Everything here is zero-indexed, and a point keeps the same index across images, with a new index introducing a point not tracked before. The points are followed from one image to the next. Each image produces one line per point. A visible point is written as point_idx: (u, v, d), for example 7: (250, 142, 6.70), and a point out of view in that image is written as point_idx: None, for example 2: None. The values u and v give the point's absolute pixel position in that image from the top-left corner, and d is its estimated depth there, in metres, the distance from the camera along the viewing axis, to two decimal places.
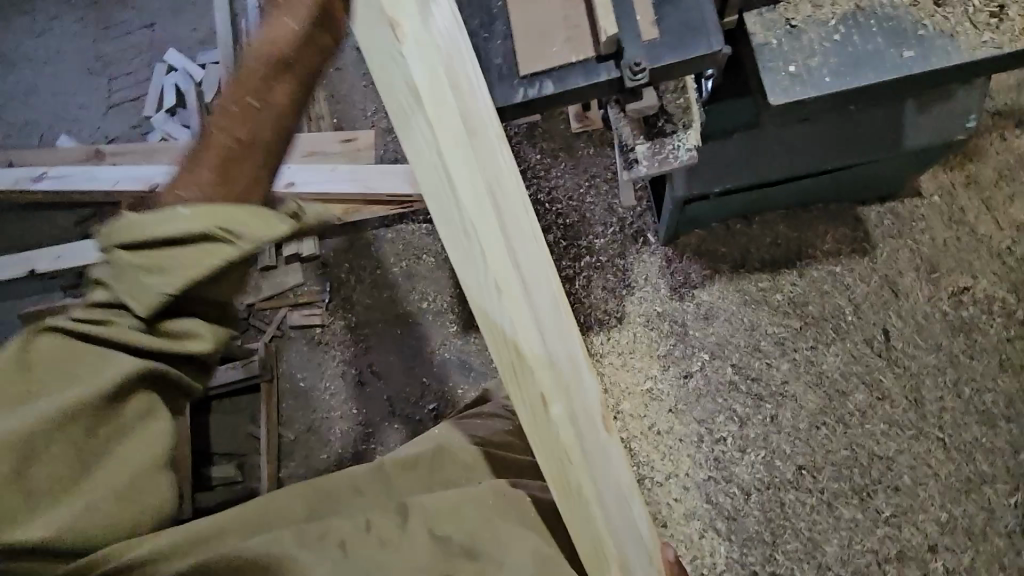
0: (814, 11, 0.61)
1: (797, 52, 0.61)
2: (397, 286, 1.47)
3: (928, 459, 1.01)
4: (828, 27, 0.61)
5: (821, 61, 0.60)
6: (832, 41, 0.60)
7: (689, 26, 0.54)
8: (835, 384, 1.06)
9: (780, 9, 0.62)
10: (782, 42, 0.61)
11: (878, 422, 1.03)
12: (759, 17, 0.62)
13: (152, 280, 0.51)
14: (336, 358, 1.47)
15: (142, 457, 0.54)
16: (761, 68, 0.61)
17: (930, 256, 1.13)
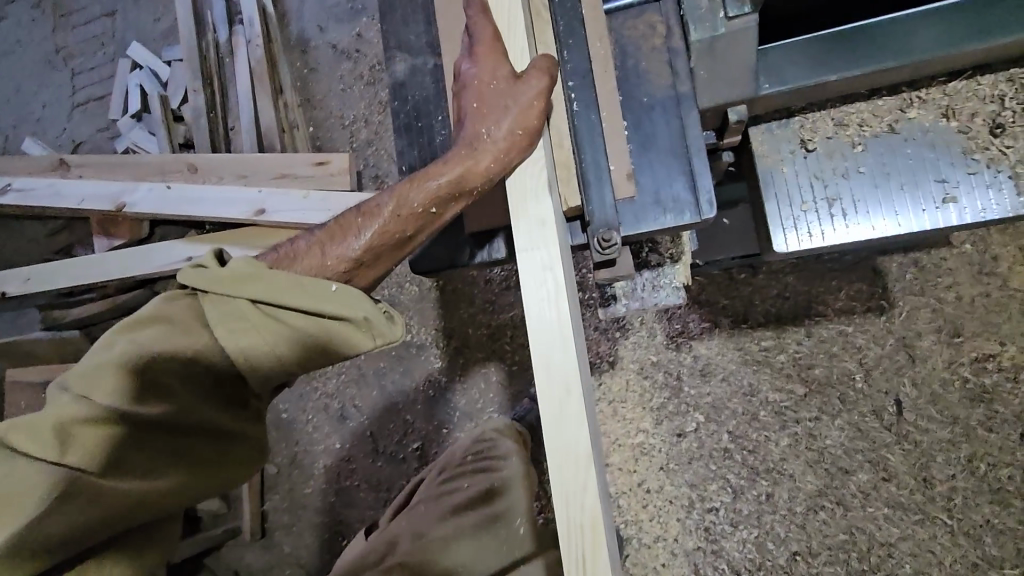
0: (838, 131, 0.63)
1: (822, 178, 0.63)
2: None
3: (931, 547, 0.95)
4: (858, 150, 0.63)
5: (850, 189, 0.62)
6: (860, 167, 0.62)
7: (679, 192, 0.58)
8: (837, 460, 0.99)
9: (805, 124, 0.64)
10: (795, 172, 0.63)
11: (880, 505, 0.96)
12: (783, 132, 0.64)
13: (256, 357, 0.53)
14: (317, 389, 1.42)
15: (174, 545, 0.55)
16: (782, 192, 0.63)
17: (952, 315, 1.02)
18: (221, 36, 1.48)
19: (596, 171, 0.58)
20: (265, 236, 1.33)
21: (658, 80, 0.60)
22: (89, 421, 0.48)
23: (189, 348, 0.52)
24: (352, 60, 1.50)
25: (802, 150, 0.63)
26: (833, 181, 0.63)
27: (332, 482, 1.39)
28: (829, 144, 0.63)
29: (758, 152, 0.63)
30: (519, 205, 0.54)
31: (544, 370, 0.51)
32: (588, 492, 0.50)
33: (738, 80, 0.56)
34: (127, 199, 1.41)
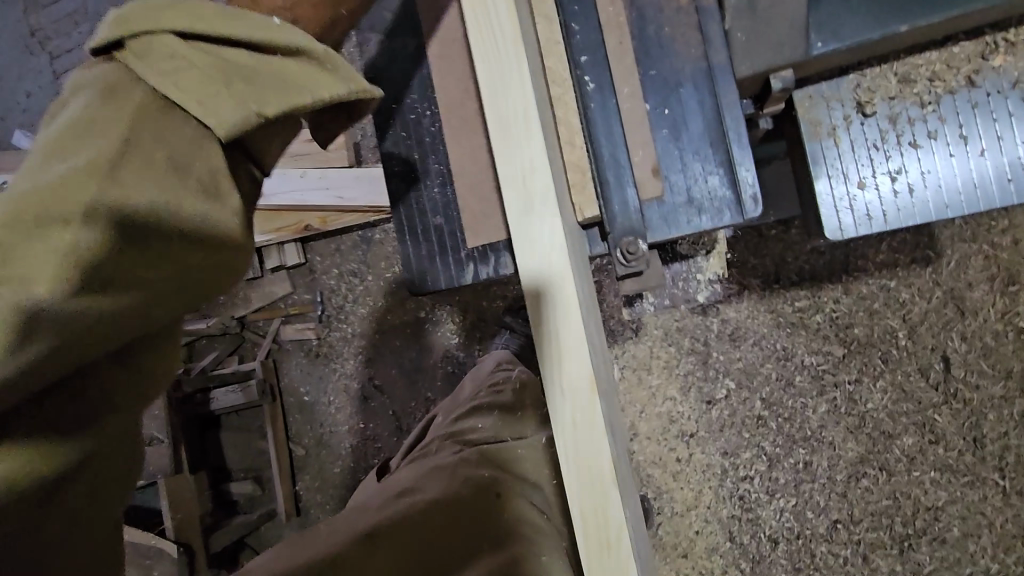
0: (891, 93, 0.64)
1: (878, 149, 0.64)
2: (391, 293, 1.36)
3: (980, 509, 0.90)
4: (917, 113, 0.64)
5: (908, 156, 0.64)
6: (917, 129, 0.64)
7: (719, 188, 0.59)
8: (880, 424, 0.94)
9: (861, 87, 0.64)
10: (851, 142, 0.64)
11: (926, 469, 0.92)
12: (838, 92, 0.64)
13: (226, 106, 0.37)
14: (336, 371, 1.40)
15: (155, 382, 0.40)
16: (839, 165, 0.64)
17: (1009, 262, 0.93)
18: None
19: (617, 170, 0.60)
20: (265, 221, 1.28)
21: (691, 59, 0.60)
22: (22, 226, 0.30)
23: (125, 111, 0.35)
24: None
25: (858, 115, 0.64)
26: (894, 150, 0.64)
27: (360, 461, 1.39)
28: (886, 109, 0.64)
29: (806, 119, 0.64)
30: (498, 78, 0.43)
31: (502, 140, 0.44)
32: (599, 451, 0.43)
33: (776, 46, 0.57)
34: None
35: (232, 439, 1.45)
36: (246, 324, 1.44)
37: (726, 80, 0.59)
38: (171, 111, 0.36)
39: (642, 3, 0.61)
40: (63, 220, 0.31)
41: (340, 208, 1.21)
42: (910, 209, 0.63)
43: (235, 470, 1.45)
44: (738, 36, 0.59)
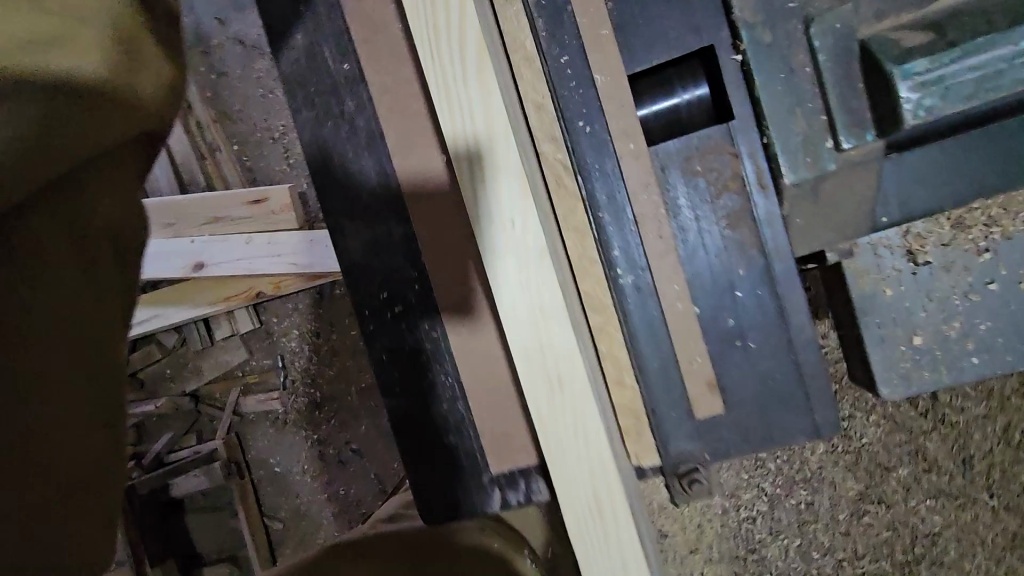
0: (928, 249, 0.64)
1: (925, 310, 0.64)
2: (358, 351, 1.27)
3: (973, 530, 0.93)
4: (957, 272, 0.64)
5: (950, 313, 0.64)
6: (960, 290, 0.64)
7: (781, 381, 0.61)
8: (875, 457, 0.94)
9: (905, 245, 0.64)
10: (904, 296, 0.64)
11: (922, 496, 0.93)
12: (878, 252, 0.64)
13: None
14: (307, 438, 1.31)
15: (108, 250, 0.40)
16: (882, 329, 0.64)
17: None
18: None
19: (670, 386, 0.60)
20: (211, 291, 1.16)
21: (746, 257, 0.60)
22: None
23: None
24: (269, 58, 1.25)
25: (909, 269, 0.64)
26: (942, 309, 0.64)
27: (344, 527, 1.31)
28: (938, 260, 0.64)
29: (857, 288, 0.64)
30: (449, 97, 0.40)
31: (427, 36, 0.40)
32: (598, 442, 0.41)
33: (840, 229, 0.60)
34: None
35: (200, 519, 1.35)
36: (200, 397, 1.32)
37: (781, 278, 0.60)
38: None
39: (683, 192, 0.59)
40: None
41: (295, 274, 1.12)
42: (969, 351, 0.63)
43: (208, 552, 1.34)
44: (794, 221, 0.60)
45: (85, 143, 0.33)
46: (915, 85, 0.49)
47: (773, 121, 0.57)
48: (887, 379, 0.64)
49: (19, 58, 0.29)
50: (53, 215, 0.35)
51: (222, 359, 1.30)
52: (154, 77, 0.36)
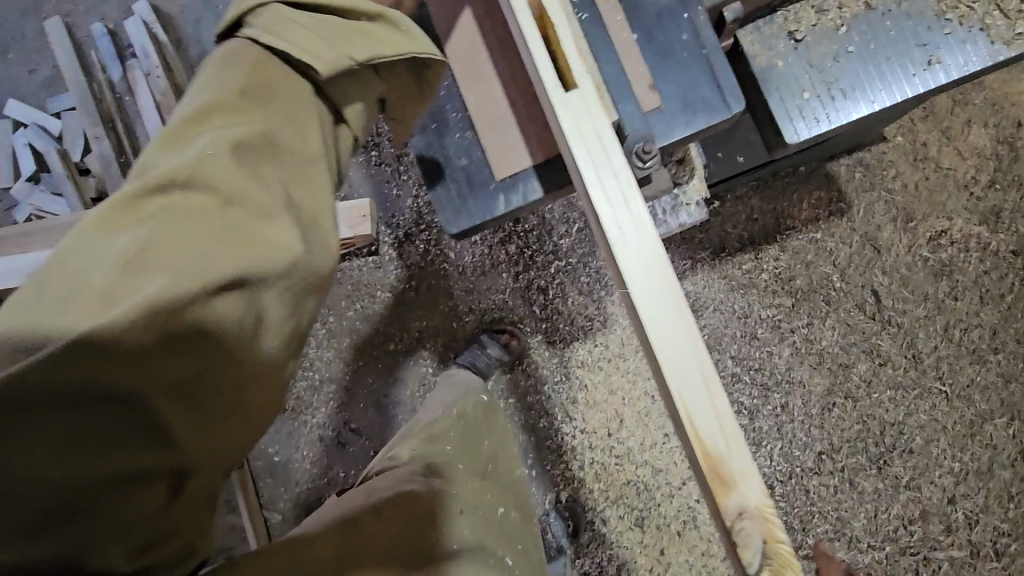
0: (813, 24, 0.76)
1: (794, 81, 0.76)
2: (356, 331, 1.34)
3: (933, 417, 1.01)
4: (840, 34, 0.76)
5: (826, 72, 0.75)
6: (844, 51, 0.75)
7: (704, 94, 0.70)
8: (837, 358, 1.03)
9: (781, 20, 0.77)
10: (787, 64, 0.76)
11: (884, 389, 1.02)
12: (757, 32, 0.77)
13: (202, 204, 0.46)
14: (308, 423, 1.34)
15: (271, 247, 0.48)
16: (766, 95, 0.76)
17: (904, 203, 1.10)
18: (113, 73, 1.39)
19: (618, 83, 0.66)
20: None
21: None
22: (175, 223, 0.45)
23: (199, 122, 0.51)
24: None
25: (790, 46, 0.76)
26: (824, 75, 0.75)
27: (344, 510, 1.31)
28: (811, 36, 0.76)
29: (749, 52, 0.76)
30: None
31: None
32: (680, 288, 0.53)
33: None
34: None
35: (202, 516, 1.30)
36: None
37: (686, 23, 0.71)
38: (224, 81, 0.53)
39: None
40: (200, 137, 0.50)
41: None
42: (838, 98, 0.75)
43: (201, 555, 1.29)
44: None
45: (240, 246, 0.46)
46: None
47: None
48: (738, 95, 0.69)
49: (186, 280, 0.42)
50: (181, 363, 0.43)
51: None
52: (280, 229, 0.49)
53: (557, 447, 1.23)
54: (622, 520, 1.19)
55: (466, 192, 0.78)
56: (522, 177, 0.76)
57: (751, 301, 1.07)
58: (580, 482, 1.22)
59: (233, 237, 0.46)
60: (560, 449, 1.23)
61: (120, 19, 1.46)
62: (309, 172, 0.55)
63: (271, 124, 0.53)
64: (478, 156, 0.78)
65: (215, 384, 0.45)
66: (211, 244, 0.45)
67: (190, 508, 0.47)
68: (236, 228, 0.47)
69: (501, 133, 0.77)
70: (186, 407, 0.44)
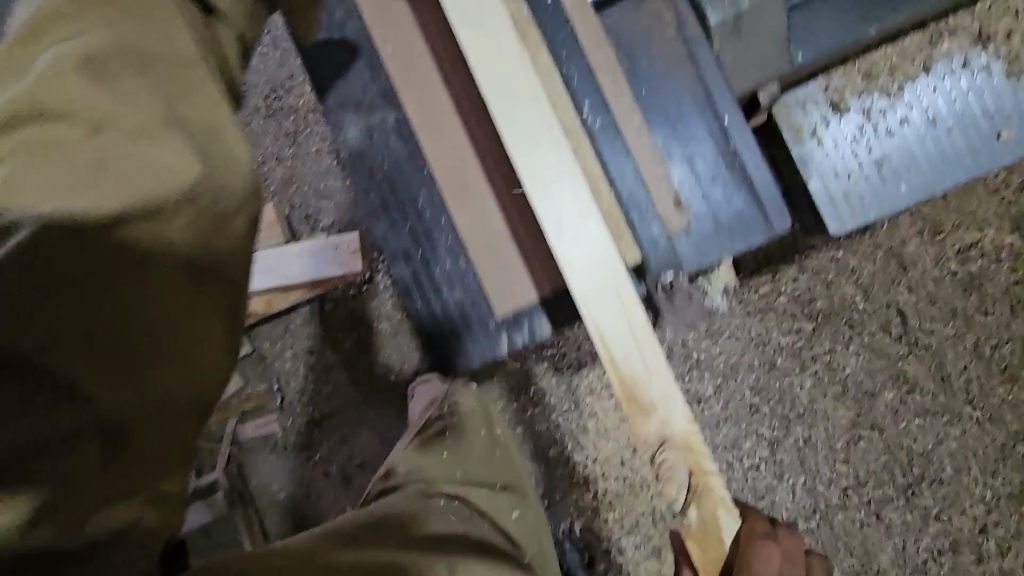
0: (855, 96, 0.79)
1: (843, 159, 0.78)
2: (354, 363, 1.29)
3: (963, 444, 0.97)
4: (892, 108, 0.79)
5: (881, 148, 0.78)
6: (896, 125, 0.78)
7: (744, 214, 0.79)
8: (862, 385, 0.98)
9: (823, 93, 0.79)
10: (831, 139, 0.78)
11: (911, 417, 0.97)
12: (796, 108, 0.79)
13: (61, 123, 0.36)
14: (311, 459, 1.30)
15: (168, 169, 0.38)
16: (815, 175, 0.78)
17: (931, 213, 1.02)
18: None
19: (640, 210, 0.80)
20: None
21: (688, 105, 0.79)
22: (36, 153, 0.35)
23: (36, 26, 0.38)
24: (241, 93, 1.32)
25: (831, 115, 0.78)
26: (877, 150, 0.78)
27: None
28: (855, 107, 0.79)
29: (787, 125, 0.79)
30: None
31: None
32: (634, 298, 0.72)
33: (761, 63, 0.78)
34: None
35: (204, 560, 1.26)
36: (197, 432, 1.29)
37: (726, 144, 0.79)
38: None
39: (643, 53, 0.80)
40: (37, 42, 0.38)
41: (286, 286, 1.13)
42: (895, 178, 0.78)
43: None
44: (722, 56, 0.80)
45: (118, 170, 0.36)
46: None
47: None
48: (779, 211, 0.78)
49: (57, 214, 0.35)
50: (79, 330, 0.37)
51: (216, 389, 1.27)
52: (168, 151, 0.38)
53: (569, 477, 1.19)
54: (639, 548, 1.16)
55: (474, 329, 0.88)
56: (529, 311, 0.86)
57: (770, 326, 1.00)
58: (594, 512, 1.18)
59: (115, 165, 0.36)
60: (572, 478, 1.19)
61: None
62: (189, 88, 0.42)
63: (128, 34, 0.40)
64: (471, 281, 0.87)
65: (140, 329, 0.40)
66: (92, 176, 0.36)
67: (128, 473, 0.42)
68: (120, 154, 0.37)
69: (496, 259, 0.86)
70: (112, 367, 0.39)
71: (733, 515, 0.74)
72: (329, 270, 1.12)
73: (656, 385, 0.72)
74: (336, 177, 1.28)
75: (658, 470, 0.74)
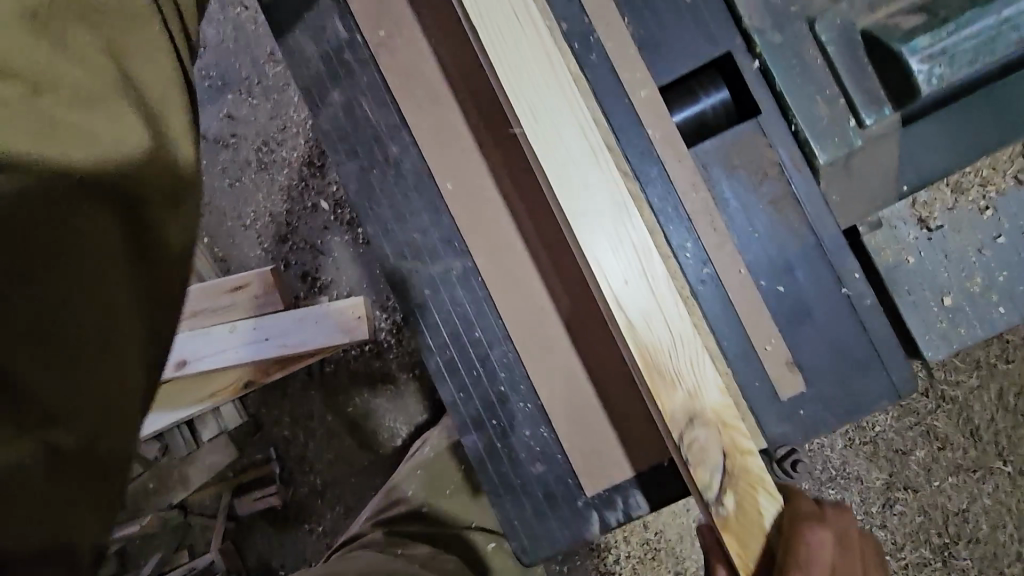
0: (944, 218, 0.74)
1: (947, 287, 0.73)
2: (358, 428, 1.22)
3: (997, 500, 0.95)
4: (991, 230, 0.74)
5: (986, 269, 0.73)
6: (996, 243, 0.74)
7: (866, 368, 0.74)
8: (892, 444, 0.96)
9: (911, 220, 0.74)
10: (924, 261, 0.73)
11: (944, 474, 0.95)
12: (896, 238, 0.74)
13: (40, 83, 0.44)
14: (315, 531, 1.22)
15: (126, 143, 0.46)
16: (919, 315, 0.73)
17: None
18: None
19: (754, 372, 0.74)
20: (203, 385, 1.11)
21: (797, 238, 0.73)
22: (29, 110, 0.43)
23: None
24: (231, 147, 1.26)
25: (924, 237, 0.74)
26: (983, 272, 0.74)
27: None
28: (948, 225, 0.74)
29: (882, 252, 0.73)
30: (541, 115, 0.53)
31: (529, 111, 0.53)
32: (658, 256, 0.53)
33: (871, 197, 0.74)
34: None
35: None
36: (191, 509, 1.21)
37: (840, 298, 0.73)
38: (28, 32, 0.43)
39: (744, 200, 0.73)
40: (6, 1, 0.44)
41: (284, 356, 1.07)
42: (997, 302, 0.73)
43: None
44: (829, 197, 0.74)
45: (75, 139, 0.44)
46: (926, 58, 0.62)
47: (798, 109, 0.71)
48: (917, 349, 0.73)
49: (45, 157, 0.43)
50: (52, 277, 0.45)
51: (213, 462, 1.19)
52: (130, 133, 0.47)
53: (590, 541, 1.14)
54: None
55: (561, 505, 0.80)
56: (622, 487, 0.79)
57: None
58: None
59: (79, 135, 0.45)
60: (593, 543, 1.14)
61: None
62: (142, 32, 0.51)
63: None
64: (554, 447, 0.80)
65: (107, 281, 0.47)
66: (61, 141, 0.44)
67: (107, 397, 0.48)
68: (83, 125, 0.45)
69: (582, 407, 0.80)
70: (87, 310, 0.47)
71: (775, 495, 0.50)
72: (331, 337, 1.06)
73: (677, 349, 0.51)
74: (334, 234, 1.23)
75: (683, 454, 0.51)
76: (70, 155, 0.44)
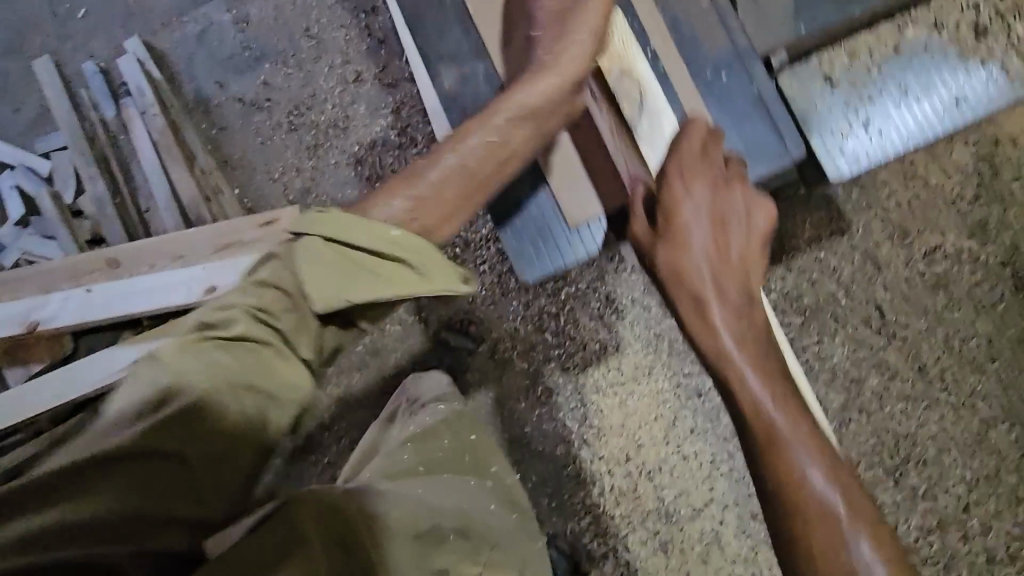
0: (841, 69, 0.91)
1: (830, 120, 0.91)
2: (367, 366, 1.32)
3: (943, 426, 1.06)
4: (873, 79, 0.91)
5: (862, 112, 0.91)
6: (873, 94, 0.91)
7: (771, 146, 0.88)
8: (848, 372, 1.08)
9: (808, 68, 0.92)
10: (824, 101, 0.91)
11: (894, 401, 1.06)
12: (795, 80, 0.91)
13: (191, 377, 0.62)
14: (321, 462, 1.30)
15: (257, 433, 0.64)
16: (806, 132, 0.91)
17: (899, 220, 1.14)
18: (107, 113, 1.36)
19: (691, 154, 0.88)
20: None
21: (724, 61, 0.90)
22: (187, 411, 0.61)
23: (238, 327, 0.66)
24: (266, 110, 1.41)
25: (826, 89, 0.91)
26: (864, 110, 0.91)
27: None
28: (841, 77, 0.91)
29: (789, 93, 0.91)
30: None
31: None
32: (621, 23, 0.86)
33: (780, 28, 0.90)
34: (38, 316, 1.18)
35: None
36: None
37: (756, 99, 0.88)
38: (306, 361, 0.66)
39: (685, 31, 0.90)
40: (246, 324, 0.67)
41: None
42: (871, 134, 0.90)
43: None
44: (745, 26, 0.91)
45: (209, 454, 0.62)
46: None
47: None
48: (819, 158, 0.91)
49: (178, 408, 0.61)
50: (144, 491, 0.60)
51: None
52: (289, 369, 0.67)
53: (575, 475, 1.23)
54: (646, 545, 1.19)
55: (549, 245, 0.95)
56: (593, 222, 0.93)
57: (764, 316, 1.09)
58: (601, 510, 1.21)
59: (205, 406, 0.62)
60: (579, 476, 1.23)
61: (110, 57, 1.44)
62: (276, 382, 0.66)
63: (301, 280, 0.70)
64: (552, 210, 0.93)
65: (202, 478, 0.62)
66: (205, 402, 0.62)
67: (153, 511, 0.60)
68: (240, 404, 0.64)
69: (574, 181, 0.93)
70: (166, 497, 0.60)
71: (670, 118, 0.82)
72: None
73: (620, 42, 0.85)
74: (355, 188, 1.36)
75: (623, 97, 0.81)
76: (187, 416, 0.61)
